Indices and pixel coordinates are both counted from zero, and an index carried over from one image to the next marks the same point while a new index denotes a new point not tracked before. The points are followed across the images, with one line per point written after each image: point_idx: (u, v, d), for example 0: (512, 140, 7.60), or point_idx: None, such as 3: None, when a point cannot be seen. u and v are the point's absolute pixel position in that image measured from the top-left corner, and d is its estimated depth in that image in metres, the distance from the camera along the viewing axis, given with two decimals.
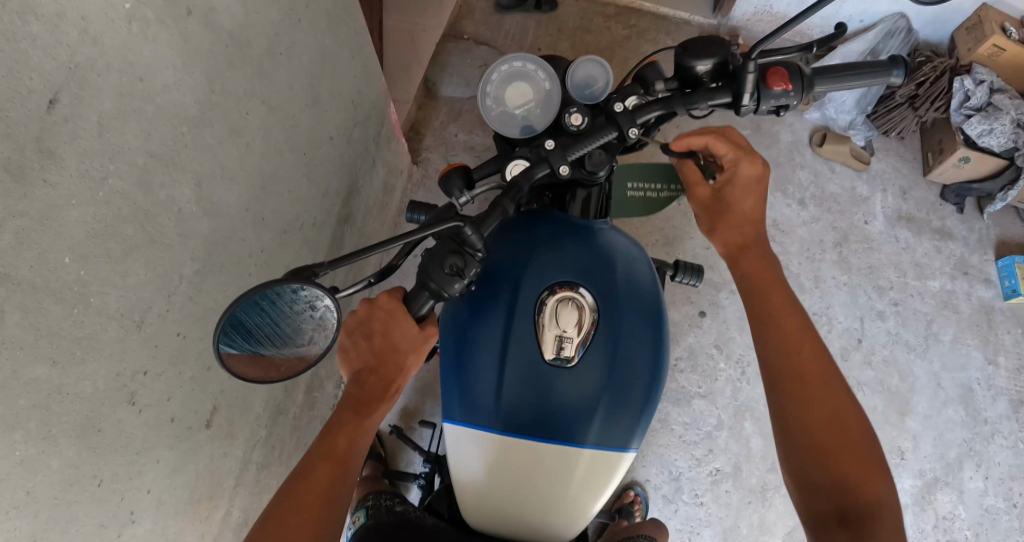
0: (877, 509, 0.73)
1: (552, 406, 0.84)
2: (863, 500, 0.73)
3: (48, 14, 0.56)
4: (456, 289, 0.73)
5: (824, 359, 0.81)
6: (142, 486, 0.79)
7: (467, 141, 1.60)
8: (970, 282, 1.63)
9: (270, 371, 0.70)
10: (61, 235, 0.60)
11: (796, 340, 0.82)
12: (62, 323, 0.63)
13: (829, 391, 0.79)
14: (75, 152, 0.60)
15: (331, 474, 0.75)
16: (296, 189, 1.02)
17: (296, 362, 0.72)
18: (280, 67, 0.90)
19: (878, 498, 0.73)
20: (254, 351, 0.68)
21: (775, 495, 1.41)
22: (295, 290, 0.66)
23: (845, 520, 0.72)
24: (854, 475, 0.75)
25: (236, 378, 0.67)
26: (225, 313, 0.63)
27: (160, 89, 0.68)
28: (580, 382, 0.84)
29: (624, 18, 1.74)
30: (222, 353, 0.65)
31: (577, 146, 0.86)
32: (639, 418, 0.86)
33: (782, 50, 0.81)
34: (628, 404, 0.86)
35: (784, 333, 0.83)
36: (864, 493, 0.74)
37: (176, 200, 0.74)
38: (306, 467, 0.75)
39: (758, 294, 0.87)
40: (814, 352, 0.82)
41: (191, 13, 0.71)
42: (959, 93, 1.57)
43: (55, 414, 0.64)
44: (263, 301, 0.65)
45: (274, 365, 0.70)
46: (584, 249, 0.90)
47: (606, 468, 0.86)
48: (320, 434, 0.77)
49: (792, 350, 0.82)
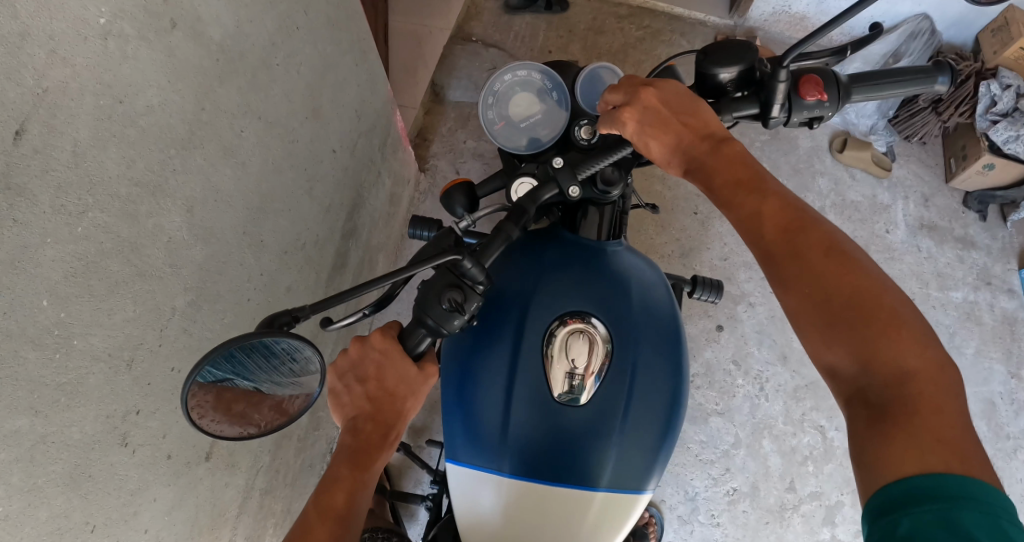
0: (905, 391, 0.63)
1: (564, 439, 0.78)
2: (884, 380, 0.64)
3: (10, 35, 0.51)
4: (455, 325, 0.69)
5: (809, 236, 0.71)
6: (139, 527, 0.75)
7: (476, 148, 1.55)
8: (993, 293, 1.57)
9: (247, 426, 0.65)
10: (36, 276, 0.56)
11: (774, 230, 0.73)
12: (43, 370, 0.59)
13: (818, 274, 0.69)
14: (47, 187, 0.55)
15: (330, 534, 0.71)
16: (297, 208, 0.97)
17: (275, 415, 0.67)
18: (277, 80, 0.85)
19: (903, 376, 0.63)
20: (229, 407, 0.62)
21: (793, 515, 1.37)
22: (271, 344, 0.61)
23: (872, 417, 0.64)
24: (870, 358, 0.65)
25: (208, 436, 0.62)
26: (198, 367, 0.57)
27: (144, 111, 0.63)
28: (594, 416, 0.79)
29: (638, 18, 1.69)
30: (191, 411, 0.59)
31: (586, 165, 0.81)
32: (655, 455, 0.81)
33: (815, 55, 0.75)
34: (642, 422, 0.80)
35: (759, 227, 0.74)
36: (883, 376, 0.64)
37: (165, 229, 0.69)
38: (304, 526, 0.71)
39: (733, 178, 0.77)
40: (798, 234, 0.72)
41: (176, 25, 0.65)
42: (985, 98, 1.51)
43: (40, 465, 0.60)
44: (236, 357, 0.59)
45: (252, 419, 0.65)
46: (596, 275, 0.86)
47: (622, 509, 0.79)
48: (316, 489, 0.72)
49: (769, 245, 0.73)
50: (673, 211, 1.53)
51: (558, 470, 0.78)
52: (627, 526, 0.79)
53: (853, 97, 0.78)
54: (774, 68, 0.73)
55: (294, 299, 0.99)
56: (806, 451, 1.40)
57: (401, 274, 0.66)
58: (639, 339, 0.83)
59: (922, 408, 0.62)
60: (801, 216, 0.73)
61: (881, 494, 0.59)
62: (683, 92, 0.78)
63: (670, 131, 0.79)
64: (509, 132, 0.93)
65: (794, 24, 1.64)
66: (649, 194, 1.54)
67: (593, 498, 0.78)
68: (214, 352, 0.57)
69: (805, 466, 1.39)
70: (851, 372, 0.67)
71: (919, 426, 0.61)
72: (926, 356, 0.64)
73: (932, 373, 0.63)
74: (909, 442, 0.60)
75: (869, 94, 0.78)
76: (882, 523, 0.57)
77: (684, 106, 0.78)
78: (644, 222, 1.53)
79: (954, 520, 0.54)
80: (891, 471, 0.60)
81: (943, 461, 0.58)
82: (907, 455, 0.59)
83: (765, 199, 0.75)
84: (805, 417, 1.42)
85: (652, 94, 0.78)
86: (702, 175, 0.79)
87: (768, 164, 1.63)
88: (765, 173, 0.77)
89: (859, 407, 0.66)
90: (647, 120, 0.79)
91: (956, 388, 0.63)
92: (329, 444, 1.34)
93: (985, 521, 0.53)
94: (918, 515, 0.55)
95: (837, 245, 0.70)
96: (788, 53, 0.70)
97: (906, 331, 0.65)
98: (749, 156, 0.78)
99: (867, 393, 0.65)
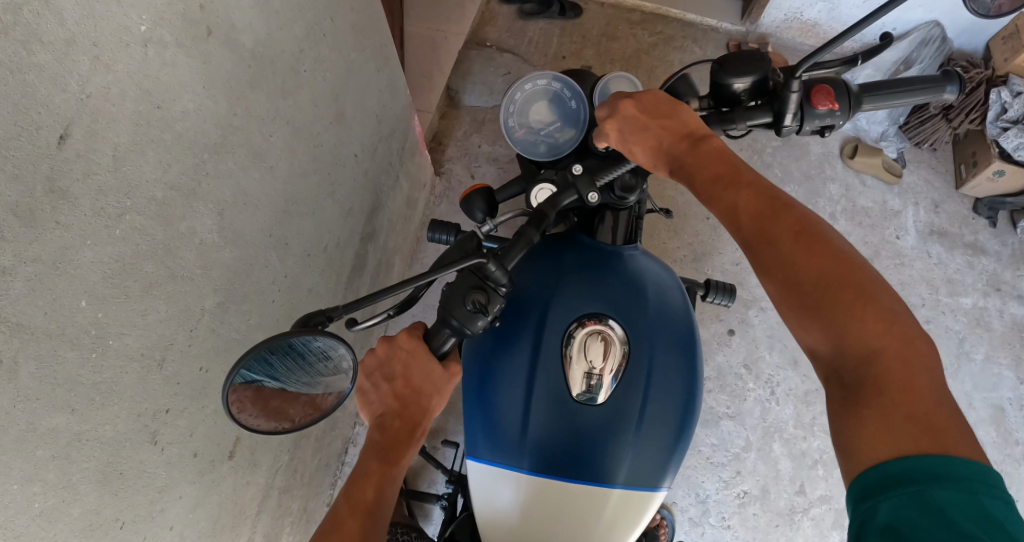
0: (874, 369, 0.63)
1: (573, 435, 0.79)
2: (853, 360, 0.64)
3: (56, 42, 0.52)
4: (480, 326, 0.70)
5: (780, 221, 0.71)
6: (164, 523, 0.76)
7: (491, 152, 1.57)
8: (1002, 299, 1.57)
9: (282, 422, 0.66)
10: (76, 278, 0.57)
11: (747, 216, 0.73)
12: (80, 369, 0.60)
13: (785, 259, 0.69)
14: (88, 190, 0.56)
15: (361, 527, 0.70)
16: (320, 211, 0.98)
17: (309, 411, 0.68)
18: (304, 85, 0.86)
19: (869, 353, 0.63)
20: (266, 403, 0.63)
21: (803, 518, 1.37)
22: (308, 342, 0.62)
23: (847, 397, 0.64)
24: (840, 339, 0.65)
25: (247, 430, 0.63)
26: (237, 368, 0.58)
27: (180, 116, 0.65)
28: (599, 413, 0.80)
29: (650, 24, 1.70)
30: (230, 405, 0.60)
31: (605, 172, 0.84)
32: (671, 455, 0.82)
33: (826, 65, 0.75)
34: (647, 415, 0.81)
35: (736, 220, 0.74)
36: (854, 355, 0.64)
37: (197, 231, 0.70)
38: (334, 520, 0.71)
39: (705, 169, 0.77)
40: (769, 221, 0.71)
41: (212, 32, 0.67)
42: (995, 105, 1.52)
43: (74, 462, 0.62)
44: (275, 354, 0.61)
45: (287, 414, 0.66)
46: (605, 276, 0.87)
47: (634, 507, 0.79)
48: (346, 483, 0.72)
49: (746, 235, 0.73)
50: (685, 216, 1.55)
51: (564, 465, 0.79)
52: (643, 524, 0.79)
53: (864, 107, 0.77)
54: (787, 78, 0.73)
55: (315, 300, 1.01)
56: (816, 455, 1.41)
57: (424, 279, 0.66)
58: (655, 342, 0.84)
59: (891, 386, 0.61)
60: (774, 201, 0.73)
61: (861, 480, 0.59)
62: (661, 97, 0.79)
63: (651, 135, 0.80)
64: (529, 139, 0.95)
65: (805, 31, 1.65)
66: (661, 199, 1.56)
67: (608, 495, 0.78)
68: (257, 349, 0.58)
69: (815, 470, 1.40)
70: (828, 354, 0.67)
71: (887, 403, 0.61)
72: (891, 331, 0.63)
73: (899, 347, 0.63)
74: (880, 422, 0.60)
75: (880, 104, 0.78)
76: (863, 507, 0.58)
77: (663, 111, 0.79)
78: (657, 226, 1.54)
79: (932, 500, 0.54)
80: (868, 455, 0.60)
81: (915, 442, 0.58)
82: (878, 436, 0.60)
83: (739, 190, 0.75)
84: (815, 421, 1.43)
85: (630, 104, 0.80)
86: (682, 173, 0.79)
87: (779, 170, 1.65)
88: (743, 164, 0.77)
89: (836, 387, 0.66)
90: (628, 128, 0.81)
91: (930, 361, 0.62)
92: (344, 443, 1.35)
93: (963, 498, 0.54)
94: (896, 500, 0.56)
95: (807, 228, 0.70)
96: (801, 62, 0.70)
97: (872, 307, 0.64)
98: (730, 151, 0.77)
99: (842, 373, 0.66)
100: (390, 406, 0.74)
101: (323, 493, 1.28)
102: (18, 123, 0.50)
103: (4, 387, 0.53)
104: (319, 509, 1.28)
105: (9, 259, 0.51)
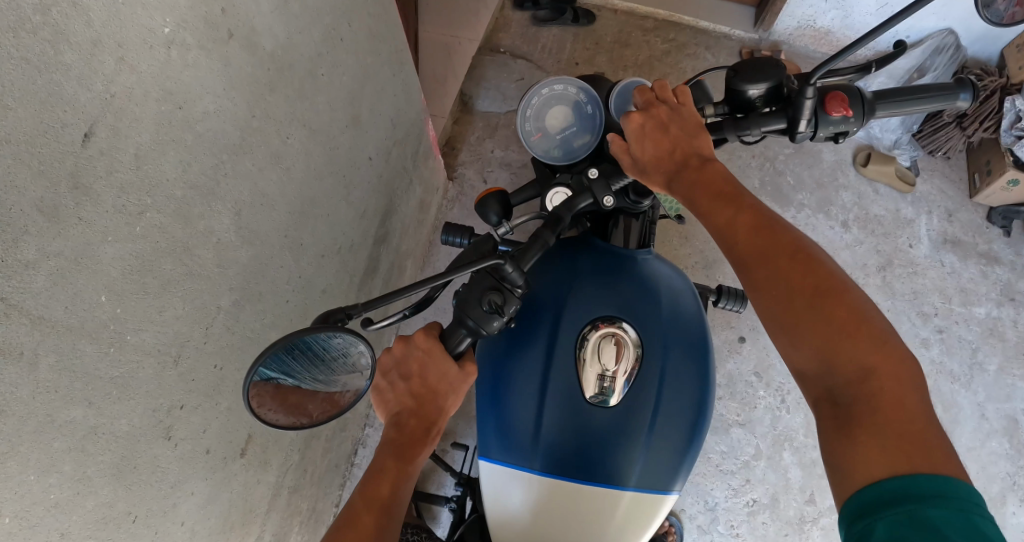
0: (866, 388, 0.63)
1: (577, 446, 0.79)
2: (845, 378, 0.65)
3: (82, 42, 0.53)
4: (495, 326, 0.71)
5: (777, 238, 0.72)
6: (176, 519, 0.77)
7: (504, 157, 1.59)
8: (1016, 309, 1.56)
9: (300, 418, 0.66)
10: (96, 273, 0.58)
11: (746, 232, 0.74)
12: (98, 363, 0.61)
13: (782, 275, 0.70)
14: (110, 187, 0.57)
15: (377, 521, 0.71)
16: (335, 213, 0.99)
17: (327, 407, 0.69)
18: (322, 89, 0.88)
19: (863, 372, 0.64)
20: (285, 398, 0.64)
21: (812, 527, 1.37)
22: (327, 338, 0.63)
23: (838, 417, 0.64)
24: (831, 357, 0.65)
25: (267, 425, 0.63)
26: (257, 365, 0.58)
27: (200, 117, 0.66)
28: (603, 424, 0.80)
29: (663, 31, 1.71)
30: (251, 399, 0.61)
31: (618, 177, 0.84)
32: (677, 467, 0.81)
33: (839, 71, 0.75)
34: (656, 423, 0.81)
35: (731, 237, 0.75)
36: (845, 374, 0.65)
37: (213, 230, 0.71)
38: (351, 514, 0.71)
39: (707, 185, 0.77)
40: (766, 237, 0.73)
41: (232, 35, 0.68)
42: (1010, 113, 1.50)
43: (90, 455, 0.62)
44: (293, 349, 0.61)
45: (306, 411, 0.67)
46: (619, 279, 0.88)
47: (631, 524, 0.79)
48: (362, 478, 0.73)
49: (741, 251, 0.74)
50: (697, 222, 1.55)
51: (566, 476, 0.79)
52: (655, 525, 0.79)
53: (878, 114, 0.77)
54: (801, 85, 0.73)
55: (328, 300, 1.02)
56: None
57: (440, 280, 0.66)
58: (666, 349, 0.84)
59: (884, 403, 0.62)
60: (772, 221, 0.74)
61: (856, 499, 0.59)
62: (693, 118, 0.80)
63: (667, 140, 0.80)
64: (545, 143, 0.94)
65: (818, 38, 1.66)
66: None
67: (605, 509, 0.78)
68: (277, 343, 0.59)
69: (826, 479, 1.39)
70: (815, 372, 0.67)
71: (881, 421, 0.61)
72: (883, 350, 0.64)
73: (890, 367, 0.63)
74: (873, 441, 0.60)
75: (894, 110, 0.78)
76: (858, 527, 0.58)
77: (688, 127, 0.80)
78: (669, 232, 1.55)
79: (927, 519, 0.54)
80: (861, 475, 0.60)
81: (908, 460, 0.58)
82: (870, 456, 0.60)
83: (739, 209, 0.76)
84: None
85: (663, 110, 0.80)
86: (682, 187, 0.79)
87: (791, 178, 1.64)
88: (744, 190, 0.78)
89: (826, 407, 0.66)
90: (650, 130, 0.80)
91: (918, 380, 0.63)
92: (354, 444, 1.36)
93: (958, 517, 0.54)
94: (892, 518, 0.56)
95: (802, 249, 0.71)
96: (815, 70, 0.70)
97: (866, 328, 0.65)
98: (734, 177, 0.78)
99: (833, 392, 0.66)
100: (407, 404, 0.74)
101: (331, 493, 1.28)
102: (43, 120, 0.51)
103: (22, 380, 0.54)
104: (328, 509, 1.29)
105: (32, 253, 0.52)
